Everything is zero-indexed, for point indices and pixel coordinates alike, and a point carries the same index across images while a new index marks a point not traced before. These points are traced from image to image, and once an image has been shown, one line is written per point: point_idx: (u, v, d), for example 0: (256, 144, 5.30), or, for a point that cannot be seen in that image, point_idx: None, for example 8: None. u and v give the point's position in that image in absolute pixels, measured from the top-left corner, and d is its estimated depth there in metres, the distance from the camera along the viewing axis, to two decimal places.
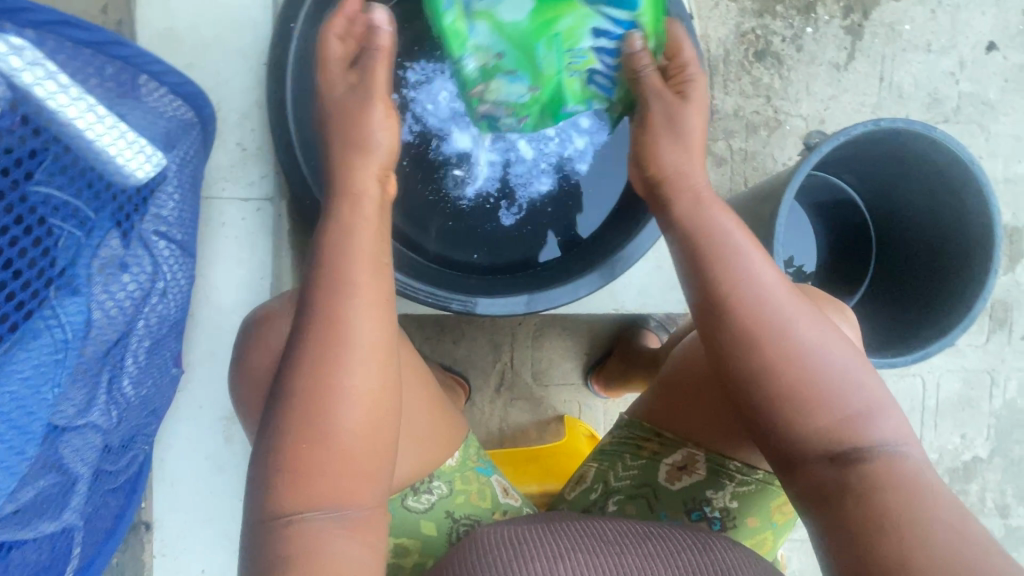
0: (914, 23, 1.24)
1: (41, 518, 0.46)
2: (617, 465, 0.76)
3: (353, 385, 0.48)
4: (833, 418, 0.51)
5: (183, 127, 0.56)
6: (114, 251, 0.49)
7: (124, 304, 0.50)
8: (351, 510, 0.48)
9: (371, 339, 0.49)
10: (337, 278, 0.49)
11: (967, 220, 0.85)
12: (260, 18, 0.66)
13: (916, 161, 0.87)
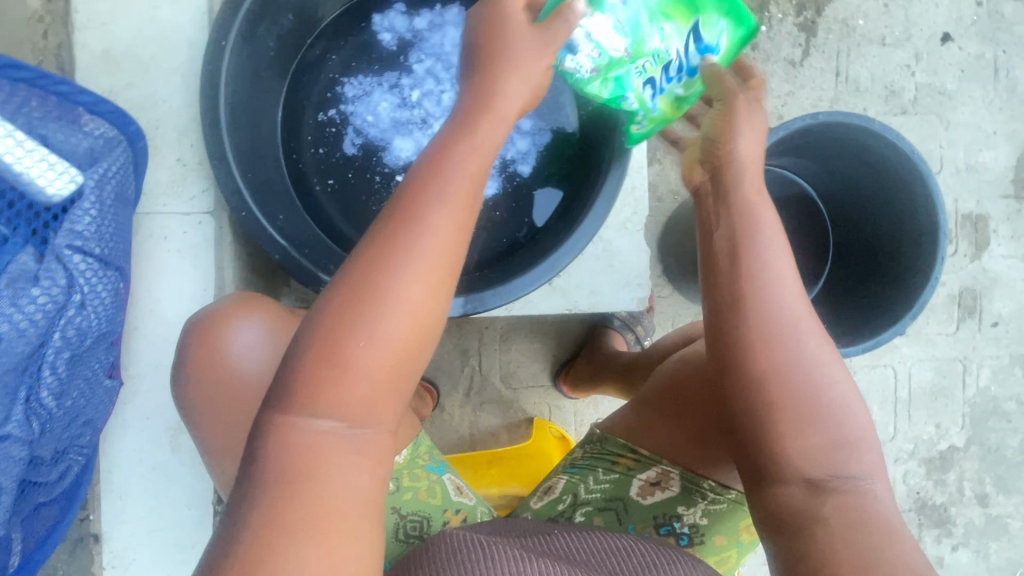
0: (867, 18, 1.26)
1: None
2: (589, 478, 0.75)
3: (404, 291, 0.42)
4: (826, 440, 0.53)
5: (107, 143, 0.56)
6: (26, 266, 0.51)
7: (34, 316, 0.50)
8: (367, 430, 0.42)
9: (438, 246, 0.43)
10: (429, 181, 0.45)
11: (914, 210, 0.86)
12: (195, 37, 0.68)
13: (861, 154, 0.88)
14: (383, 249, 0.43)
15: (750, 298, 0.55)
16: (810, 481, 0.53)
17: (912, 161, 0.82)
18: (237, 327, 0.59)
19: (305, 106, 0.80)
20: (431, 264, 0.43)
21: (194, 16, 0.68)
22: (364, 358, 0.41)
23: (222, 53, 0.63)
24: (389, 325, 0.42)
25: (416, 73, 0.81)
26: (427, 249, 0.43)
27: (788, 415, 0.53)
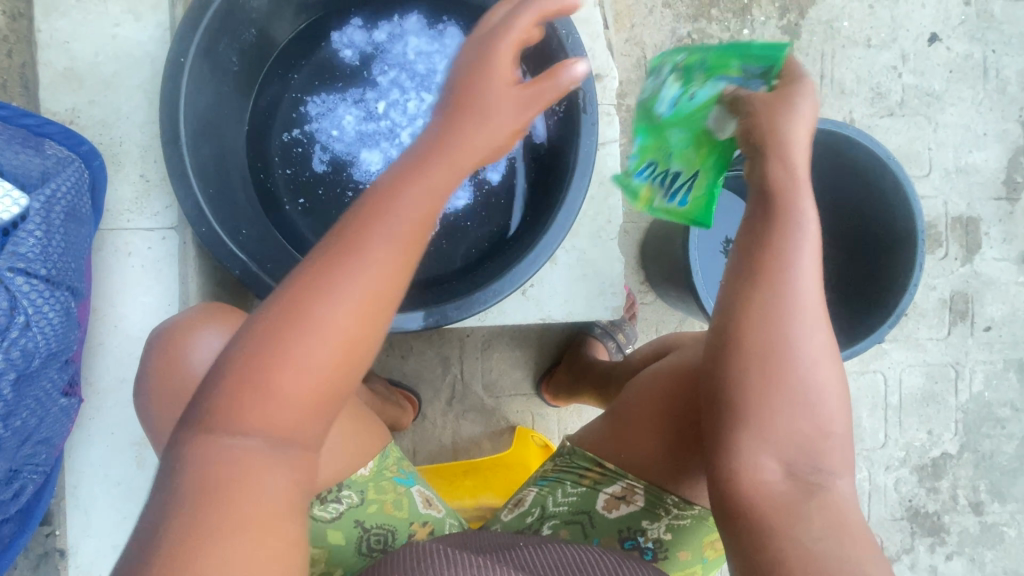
0: (852, 19, 1.25)
1: None
2: (557, 491, 0.75)
3: (336, 311, 0.39)
4: (808, 431, 0.50)
5: (62, 164, 0.57)
6: None
7: None
8: (284, 452, 0.39)
9: (378, 270, 0.40)
10: (379, 202, 0.42)
11: (892, 216, 0.84)
12: (157, 53, 0.69)
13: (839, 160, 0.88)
14: (335, 258, 0.40)
15: (772, 267, 0.50)
16: (789, 471, 0.50)
17: (890, 166, 0.81)
18: (197, 333, 0.59)
19: (272, 119, 0.81)
20: (366, 285, 0.40)
21: (157, 34, 0.69)
22: (296, 369, 0.38)
23: (181, 69, 0.64)
24: (330, 340, 0.39)
25: (378, 85, 0.82)
26: (379, 263, 0.40)
27: (776, 397, 0.49)
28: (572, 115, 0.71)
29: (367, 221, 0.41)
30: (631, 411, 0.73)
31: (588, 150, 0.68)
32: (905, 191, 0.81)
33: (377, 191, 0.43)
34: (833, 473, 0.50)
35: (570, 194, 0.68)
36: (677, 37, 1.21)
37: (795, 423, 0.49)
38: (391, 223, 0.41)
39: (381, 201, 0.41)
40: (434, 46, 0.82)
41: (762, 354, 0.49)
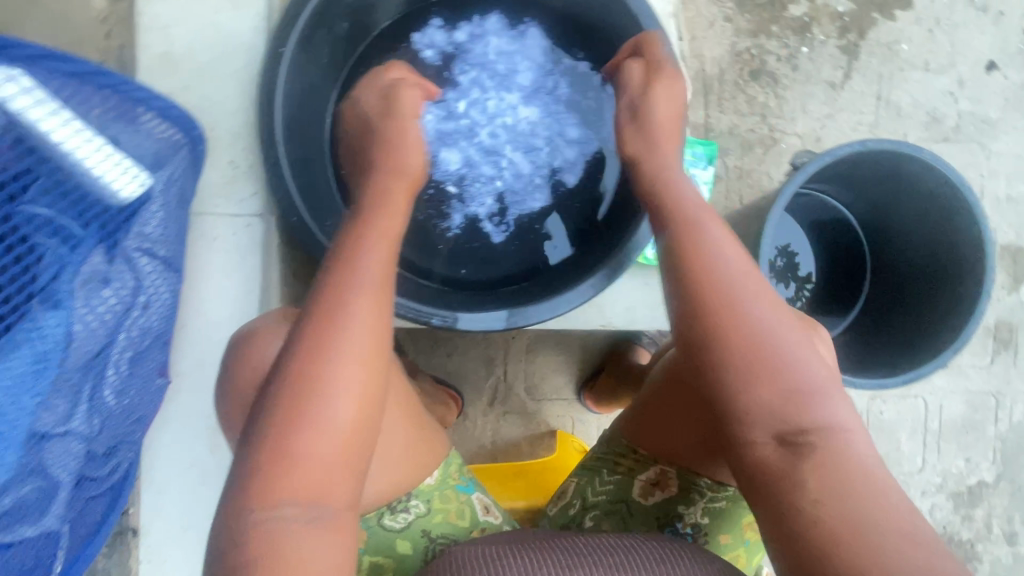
0: (911, 42, 1.25)
1: (21, 522, 0.46)
2: (594, 480, 0.75)
3: (340, 380, 0.47)
4: (787, 394, 0.48)
5: (171, 149, 0.54)
6: (97, 267, 0.46)
7: (105, 316, 0.48)
8: (326, 509, 0.45)
9: (366, 336, 0.49)
10: (345, 277, 0.50)
11: (958, 241, 0.85)
12: (253, 41, 0.69)
13: (906, 183, 0.88)
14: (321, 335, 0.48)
15: (697, 257, 0.53)
16: (781, 441, 0.48)
17: (960, 192, 0.81)
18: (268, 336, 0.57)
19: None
20: (360, 349, 0.48)
21: (253, 21, 0.69)
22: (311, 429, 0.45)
23: (280, 59, 0.64)
24: (345, 394, 0.47)
25: (462, 79, 0.81)
26: (357, 332, 0.48)
27: (739, 370, 0.49)
28: None
29: (331, 301, 0.49)
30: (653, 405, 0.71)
31: (678, 161, 0.69)
32: (974, 216, 0.82)
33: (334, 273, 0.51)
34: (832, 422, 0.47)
35: None
36: (736, 52, 1.22)
37: (762, 393, 0.48)
38: (355, 300, 0.50)
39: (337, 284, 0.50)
40: (516, 47, 0.82)
41: (703, 347, 0.50)
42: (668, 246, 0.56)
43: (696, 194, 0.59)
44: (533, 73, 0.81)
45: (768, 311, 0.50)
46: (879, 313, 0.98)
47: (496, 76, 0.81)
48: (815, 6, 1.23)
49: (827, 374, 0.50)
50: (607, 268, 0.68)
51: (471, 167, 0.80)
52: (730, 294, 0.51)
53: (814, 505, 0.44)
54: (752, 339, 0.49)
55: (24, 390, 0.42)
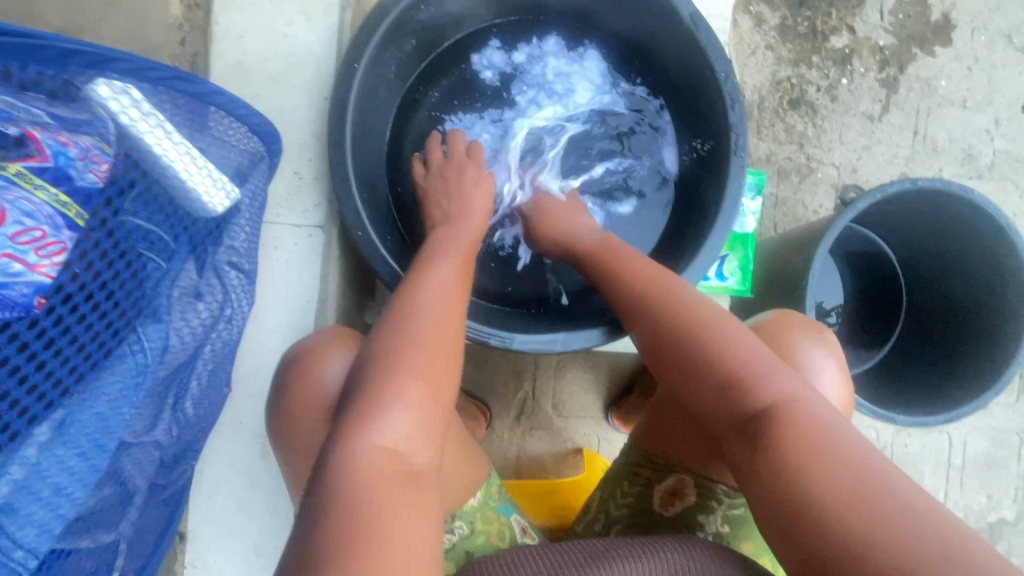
0: (950, 79, 1.24)
1: (99, 529, 0.45)
2: (616, 492, 0.70)
3: (418, 352, 0.50)
4: (723, 382, 0.50)
5: (251, 160, 0.54)
6: (190, 280, 0.49)
7: (197, 329, 0.49)
8: (404, 468, 0.45)
9: (438, 319, 0.53)
10: (414, 280, 0.57)
11: (1000, 282, 0.83)
12: (324, 54, 0.70)
13: (952, 221, 0.86)
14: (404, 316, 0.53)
15: (632, 283, 0.61)
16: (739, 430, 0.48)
17: (1002, 229, 0.79)
18: (328, 353, 0.59)
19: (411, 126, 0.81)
20: (434, 328, 0.52)
21: (325, 35, 0.70)
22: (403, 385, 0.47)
23: (353, 74, 0.65)
24: (422, 364, 0.49)
25: (517, 104, 0.84)
26: (434, 310, 0.54)
27: (680, 372, 0.53)
28: (718, 155, 0.71)
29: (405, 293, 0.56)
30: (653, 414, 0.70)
31: (736, 192, 0.68)
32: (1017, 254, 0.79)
33: (406, 279, 0.58)
34: (780, 402, 0.47)
35: (713, 233, 0.68)
36: (776, 80, 1.21)
37: (705, 384, 0.51)
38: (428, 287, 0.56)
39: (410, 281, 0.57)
40: (574, 70, 0.83)
41: (663, 353, 0.54)
42: (612, 273, 0.63)
43: (640, 250, 0.66)
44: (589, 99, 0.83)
45: (697, 310, 0.55)
46: (917, 345, 0.97)
47: (553, 99, 0.84)
48: (857, 38, 1.22)
49: (772, 359, 0.50)
50: (605, 326, 0.68)
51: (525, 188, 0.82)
52: (676, 304, 0.56)
53: (773, 483, 0.44)
54: (696, 341, 0.52)
55: (122, 400, 0.43)
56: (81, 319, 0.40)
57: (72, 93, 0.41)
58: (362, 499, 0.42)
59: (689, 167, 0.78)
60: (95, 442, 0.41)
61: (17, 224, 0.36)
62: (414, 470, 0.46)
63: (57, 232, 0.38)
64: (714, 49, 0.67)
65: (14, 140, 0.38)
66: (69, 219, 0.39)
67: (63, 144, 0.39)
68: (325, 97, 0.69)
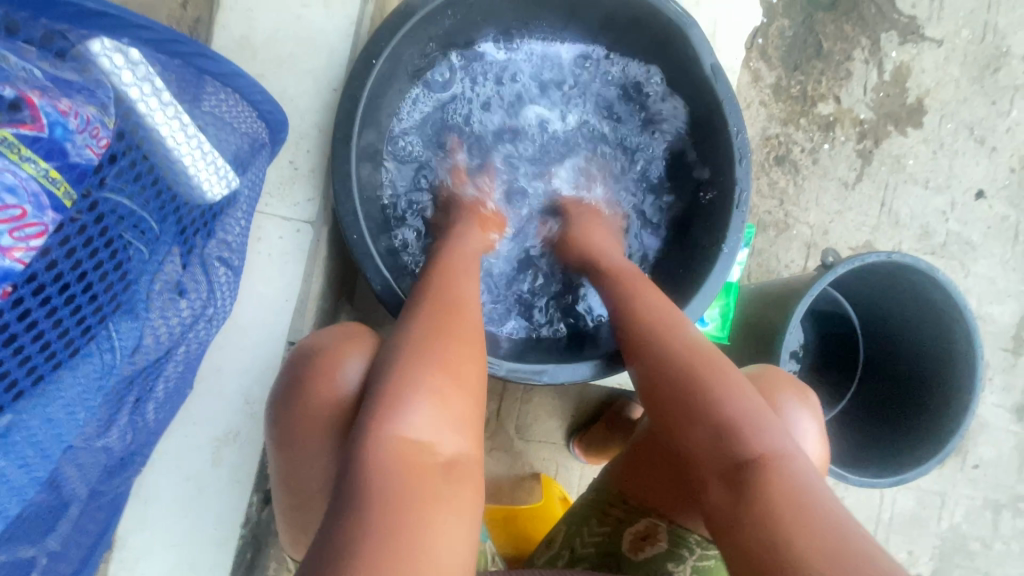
0: (917, 158, 1.19)
1: (21, 541, 0.39)
2: (583, 530, 0.68)
3: (441, 354, 0.49)
4: (716, 429, 0.49)
5: (253, 146, 0.50)
6: (173, 272, 0.43)
7: (174, 328, 0.44)
8: (413, 471, 0.43)
9: (470, 322, 0.53)
10: (442, 282, 0.56)
11: (950, 355, 0.87)
12: (339, 44, 0.66)
13: (911, 293, 0.89)
14: (451, 323, 0.52)
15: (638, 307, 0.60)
16: (726, 480, 0.47)
17: (961, 313, 0.83)
18: (341, 354, 0.55)
19: (419, 103, 0.76)
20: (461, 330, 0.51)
21: (342, 23, 0.66)
22: (429, 383, 0.46)
23: (370, 70, 0.62)
24: (441, 367, 0.48)
25: (536, 109, 0.81)
26: (465, 314, 0.53)
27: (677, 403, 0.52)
28: (720, 208, 0.71)
29: (442, 291, 0.55)
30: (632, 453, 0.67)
31: (728, 255, 0.68)
32: (970, 339, 0.84)
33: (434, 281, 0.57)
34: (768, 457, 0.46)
35: (707, 284, 0.68)
36: (765, 136, 1.16)
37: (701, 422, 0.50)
38: (467, 291, 0.56)
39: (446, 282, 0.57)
40: (601, 85, 0.81)
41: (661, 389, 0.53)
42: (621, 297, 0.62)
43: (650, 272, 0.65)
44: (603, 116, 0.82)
45: (695, 345, 0.55)
46: (872, 412, 0.99)
47: (568, 99, 0.81)
48: (841, 107, 1.17)
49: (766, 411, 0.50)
50: (606, 358, 0.66)
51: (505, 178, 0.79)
52: (674, 341, 0.55)
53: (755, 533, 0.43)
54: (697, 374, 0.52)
55: (80, 403, 0.38)
56: (48, 310, 0.35)
57: (81, 56, 0.37)
58: (394, 498, 0.40)
59: (687, 214, 0.77)
60: (40, 448, 0.36)
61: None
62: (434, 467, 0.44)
63: (39, 213, 0.34)
64: (731, 105, 0.68)
65: (8, 102, 0.34)
66: (55, 198, 0.35)
67: (63, 113, 0.35)
68: (333, 89, 0.66)
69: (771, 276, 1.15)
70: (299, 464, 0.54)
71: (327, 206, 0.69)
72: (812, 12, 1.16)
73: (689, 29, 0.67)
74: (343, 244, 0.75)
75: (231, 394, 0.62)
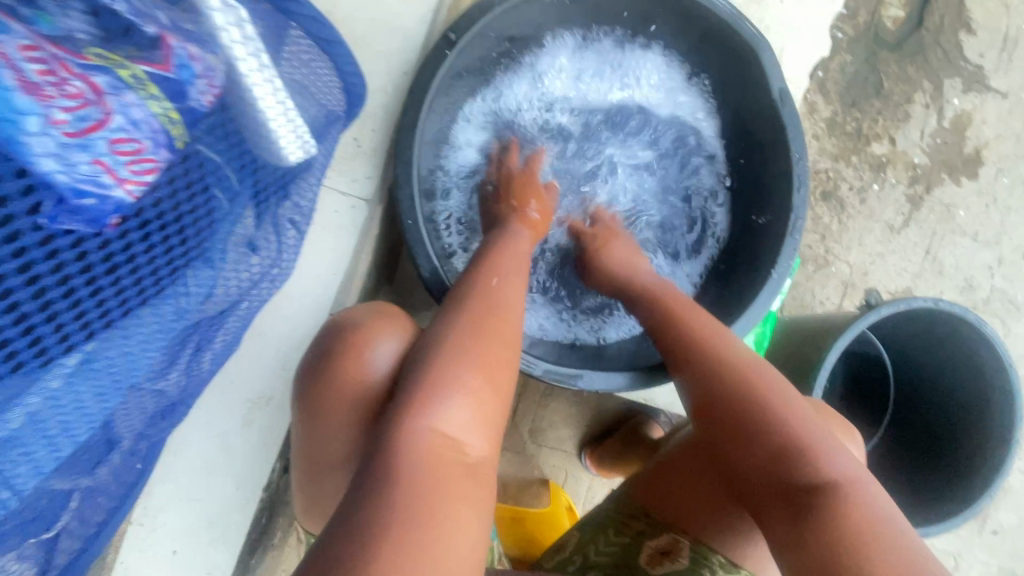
0: (969, 210, 1.16)
1: (73, 473, 0.40)
2: (598, 539, 0.68)
3: (477, 351, 0.49)
4: (773, 451, 0.51)
5: (328, 118, 0.50)
6: (248, 230, 0.44)
7: (243, 281, 0.45)
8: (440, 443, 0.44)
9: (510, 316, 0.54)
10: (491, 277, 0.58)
11: (990, 413, 0.84)
12: (415, 29, 0.67)
13: (955, 345, 0.86)
14: (484, 316, 0.52)
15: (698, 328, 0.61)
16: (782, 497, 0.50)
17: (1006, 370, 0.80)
18: (379, 333, 0.57)
19: (488, 88, 0.76)
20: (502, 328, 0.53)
21: (420, 10, 0.67)
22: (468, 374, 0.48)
23: (443, 60, 0.63)
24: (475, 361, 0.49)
25: (597, 108, 0.81)
26: (509, 306, 0.54)
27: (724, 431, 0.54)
28: (773, 233, 0.70)
29: (480, 288, 0.55)
30: (666, 468, 0.66)
31: (776, 280, 0.67)
32: (1012, 394, 0.80)
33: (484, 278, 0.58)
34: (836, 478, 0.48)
35: (750, 309, 0.67)
36: (814, 169, 1.15)
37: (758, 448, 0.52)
38: (513, 293, 0.56)
39: (489, 277, 0.57)
40: (668, 96, 0.80)
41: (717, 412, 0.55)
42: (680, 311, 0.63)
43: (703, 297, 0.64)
44: (663, 127, 0.81)
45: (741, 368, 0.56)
46: (901, 464, 0.95)
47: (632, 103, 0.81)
48: (895, 149, 1.15)
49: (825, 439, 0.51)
50: (641, 372, 0.67)
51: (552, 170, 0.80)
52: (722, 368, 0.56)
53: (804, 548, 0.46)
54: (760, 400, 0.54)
55: (153, 342, 0.39)
56: (145, 247, 0.37)
57: (194, 9, 0.37)
58: (436, 488, 0.42)
59: (739, 237, 0.76)
60: (113, 377, 0.37)
61: (121, 131, 0.32)
62: (464, 458, 0.45)
63: (155, 149, 0.35)
64: (794, 131, 0.67)
65: (147, 40, 0.35)
66: (169, 138, 0.36)
67: (191, 58, 0.36)
68: (404, 72, 0.67)
69: (804, 311, 1.14)
70: (322, 436, 0.55)
71: (383, 186, 0.70)
72: (877, 50, 1.15)
73: (762, 50, 0.67)
74: (392, 228, 0.76)
75: (269, 359, 0.64)
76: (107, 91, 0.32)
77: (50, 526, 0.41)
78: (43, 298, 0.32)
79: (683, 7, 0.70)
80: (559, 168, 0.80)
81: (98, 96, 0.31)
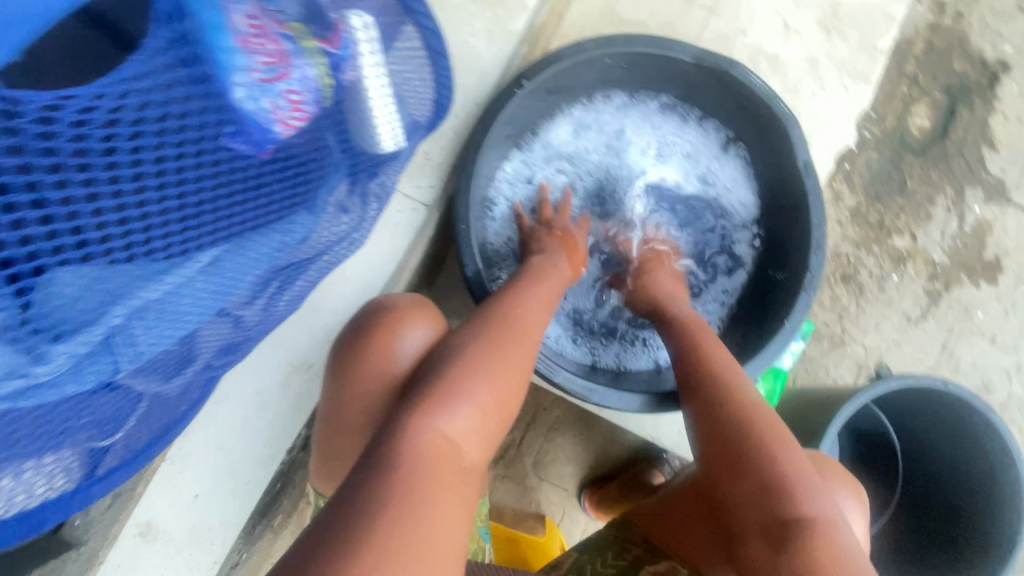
0: (987, 312, 1.20)
1: (152, 378, 0.45)
2: (596, 561, 0.70)
3: (498, 356, 0.56)
4: (767, 483, 0.54)
5: (414, 124, 0.60)
6: (341, 195, 0.54)
7: (329, 237, 0.54)
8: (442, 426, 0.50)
9: (531, 327, 0.61)
10: (520, 292, 0.64)
11: (996, 507, 0.84)
12: (492, 70, 0.78)
13: (964, 435, 0.88)
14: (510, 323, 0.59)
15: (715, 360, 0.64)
16: (773, 530, 0.52)
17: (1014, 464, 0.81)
18: (411, 323, 0.63)
19: (549, 129, 0.87)
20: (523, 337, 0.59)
21: (496, 56, 0.79)
22: (487, 377, 0.54)
23: (512, 96, 0.73)
24: (492, 364, 0.55)
25: (641, 161, 0.90)
26: (532, 318, 0.62)
27: (728, 461, 0.57)
28: (789, 287, 0.76)
29: (513, 295, 0.63)
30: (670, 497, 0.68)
31: (788, 330, 0.72)
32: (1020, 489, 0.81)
33: (513, 291, 0.65)
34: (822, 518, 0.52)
35: (763, 353, 0.72)
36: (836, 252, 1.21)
37: (755, 477, 0.54)
38: (536, 314, 0.63)
39: (517, 297, 0.63)
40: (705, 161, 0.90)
41: (713, 438, 0.59)
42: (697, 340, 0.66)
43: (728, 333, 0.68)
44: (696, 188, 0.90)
45: (755, 405, 0.59)
46: (906, 551, 0.94)
47: (672, 162, 0.90)
48: (915, 244, 1.21)
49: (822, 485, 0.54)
50: (652, 396, 0.72)
51: (590, 207, 0.89)
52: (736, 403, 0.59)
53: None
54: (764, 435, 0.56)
55: (253, 265, 0.45)
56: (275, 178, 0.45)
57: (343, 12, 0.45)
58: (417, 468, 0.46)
59: (760, 289, 0.82)
60: (218, 289, 0.42)
61: (294, 84, 0.40)
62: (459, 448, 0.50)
63: (306, 102, 0.42)
64: (815, 200, 0.75)
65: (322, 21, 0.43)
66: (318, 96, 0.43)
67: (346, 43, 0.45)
68: (476, 103, 0.77)
69: (816, 385, 1.16)
70: (346, 399, 0.61)
71: (441, 197, 0.79)
72: (902, 152, 1.23)
73: (790, 126, 0.76)
74: (441, 238, 0.84)
75: (317, 329, 0.70)
76: (291, 54, 0.39)
77: (120, 426, 0.45)
78: (204, 189, 0.40)
79: (725, 81, 0.79)
80: (596, 207, 0.89)
81: (285, 55, 0.39)
